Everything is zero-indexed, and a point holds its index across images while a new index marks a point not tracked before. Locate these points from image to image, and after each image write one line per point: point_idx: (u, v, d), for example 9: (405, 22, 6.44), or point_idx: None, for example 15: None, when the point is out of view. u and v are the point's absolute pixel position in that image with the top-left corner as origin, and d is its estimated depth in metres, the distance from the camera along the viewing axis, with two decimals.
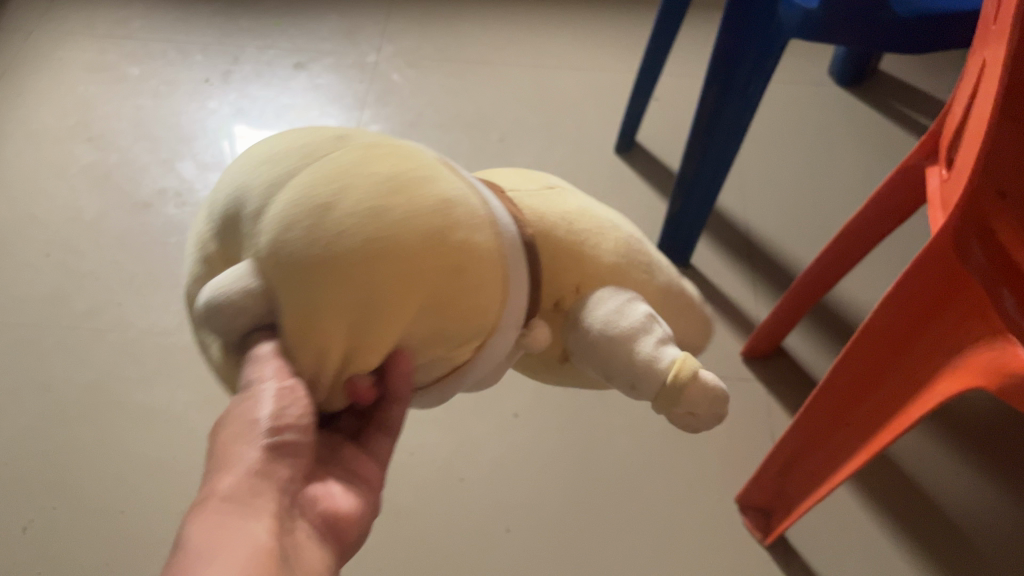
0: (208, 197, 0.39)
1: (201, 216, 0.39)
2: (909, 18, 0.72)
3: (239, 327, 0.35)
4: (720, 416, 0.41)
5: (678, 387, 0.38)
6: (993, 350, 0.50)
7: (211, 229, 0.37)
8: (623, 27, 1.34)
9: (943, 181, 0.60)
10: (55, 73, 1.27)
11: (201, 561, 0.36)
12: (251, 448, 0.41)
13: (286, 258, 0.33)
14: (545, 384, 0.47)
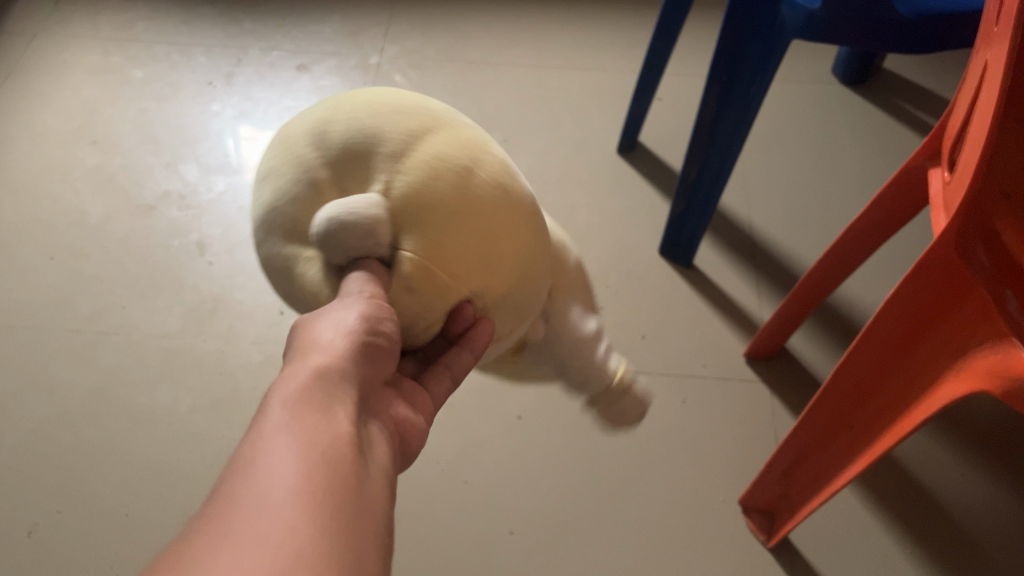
0: (316, 132, 0.47)
1: (303, 147, 0.47)
2: (912, 17, 0.71)
3: (365, 248, 0.43)
4: (639, 415, 0.66)
5: (616, 390, 0.62)
6: (996, 353, 0.49)
7: (324, 160, 0.46)
8: (626, 27, 1.33)
9: (946, 183, 0.60)
10: (60, 76, 1.27)
11: (287, 433, 0.37)
12: (337, 339, 0.42)
13: (434, 203, 0.44)
14: (485, 370, 0.61)
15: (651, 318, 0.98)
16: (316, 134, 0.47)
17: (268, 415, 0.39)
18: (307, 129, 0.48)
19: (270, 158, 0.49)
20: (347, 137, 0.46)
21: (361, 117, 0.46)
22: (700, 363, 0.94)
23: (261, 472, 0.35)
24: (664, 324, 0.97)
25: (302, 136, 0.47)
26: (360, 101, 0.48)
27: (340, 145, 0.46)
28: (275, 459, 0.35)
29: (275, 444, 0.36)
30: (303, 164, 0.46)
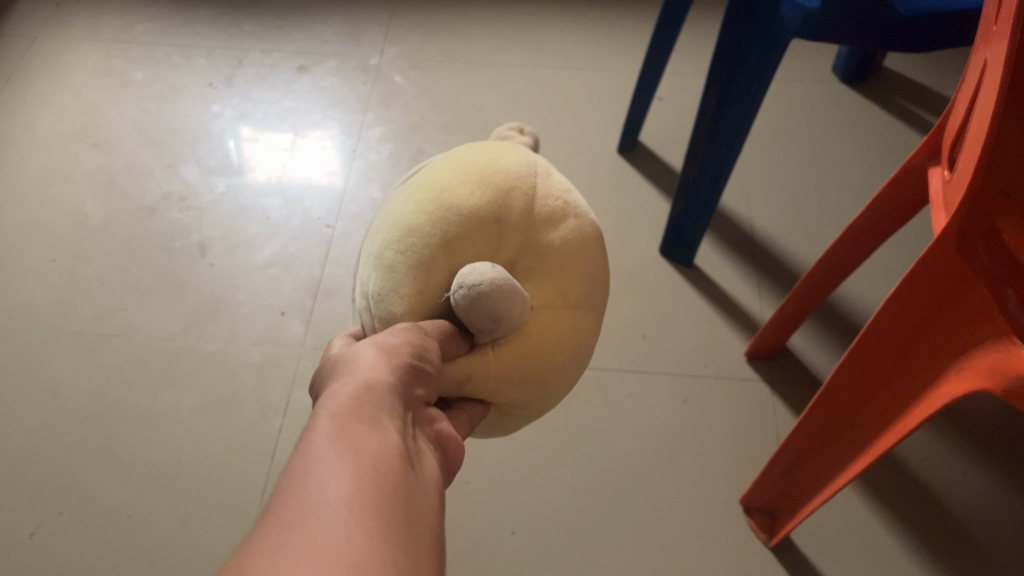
0: (538, 202, 0.48)
1: (525, 193, 0.48)
2: (911, 17, 0.71)
3: (474, 322, 0.44)
4: None
5: None
6: (997, 353, 0.49)
7: (525, 231, 0.47)
8: (626, 27, 1.34)
9: (946, 182, 0.60)
10: (61, 79, 1.27)
11: (336, 448, 0.35)
12: (378, 365, 0.41)
13: (537, 348, 0.47)
14: None
15: (651, 317, 0.98)
16: (523, 185, 0.48)
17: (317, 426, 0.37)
18: (520, 171, 0.48)
19: (471, 150, 0.50)
20: (553, 242, 0.47)
21: (559, 220, 0.48)
22: (701, 362, 0.94)
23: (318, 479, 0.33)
24: (664, 323, 0.97)
25: (507, 172, 0.48)
26: (580, 212, 0.49)
27: (544, 242, 0.47)
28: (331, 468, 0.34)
29: (329, 451, 0.35)
30: (512, 210, 0.47)
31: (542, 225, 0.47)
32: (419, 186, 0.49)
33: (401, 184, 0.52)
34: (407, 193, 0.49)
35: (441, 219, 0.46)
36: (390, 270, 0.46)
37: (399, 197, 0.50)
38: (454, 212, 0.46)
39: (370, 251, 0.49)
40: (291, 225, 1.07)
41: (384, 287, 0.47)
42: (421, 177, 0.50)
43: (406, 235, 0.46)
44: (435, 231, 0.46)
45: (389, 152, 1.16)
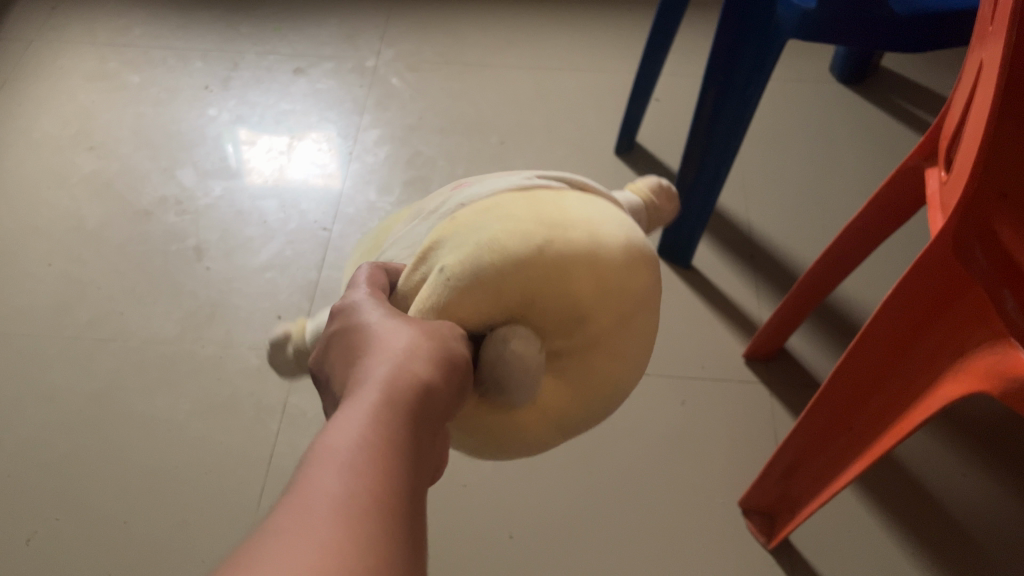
0: (626, 333, 0.42)
1: (624, 321, 0.42)
2: (908, 16, 0.70)
3: (484, 368, 0.40)
4: None
5: None
6: (996, 354, 0.49)
7: (595, 347, 0.42)
8: (623, 27, 1.33)
9: (942, 184, 0.60)
10: (57, 83, 1.27)
11: (374, 453, 0.31)
12: (437, 358, 0.36)
13: (507, 425, 0.42)
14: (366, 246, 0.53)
15: None
16: (635, 298, 0.42)
17: (348, 411, 0.33)
18: (644, 288, 0.43)
19: (616, 222, 0.45)
20: (599, 375, 0.42)
21: (626, 354, 0.43)
22: (699, 364, 0.94)
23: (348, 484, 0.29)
24: (661, 325, 0.97)
25: (627, 273, 0.42)
26: (637, 364, 0.44)
27: (599, 366, 0.42)
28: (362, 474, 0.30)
29: (363, 448, 0.31)
30: (608, 324, 0.41)
31: (615, 345, 0.42)
32: (558, 212, 0.44)
33: (536, 180, 0.47)
34: (538, 205, 0.44)
35: (550, 264, 0.41)
36: (470, 260, 0.41)
37: (527, 197, 0.45)
38: (565, 268, 0.41)
39: (464, 220, 0.44)
40: (288, 228, 1.07)
41: (452, 274, 0.41)
42: (563, 202, 0.45)
43: (504, 246, 0.41)
44: (535, 270, 0.40)
45: (385, 154, 1.16)
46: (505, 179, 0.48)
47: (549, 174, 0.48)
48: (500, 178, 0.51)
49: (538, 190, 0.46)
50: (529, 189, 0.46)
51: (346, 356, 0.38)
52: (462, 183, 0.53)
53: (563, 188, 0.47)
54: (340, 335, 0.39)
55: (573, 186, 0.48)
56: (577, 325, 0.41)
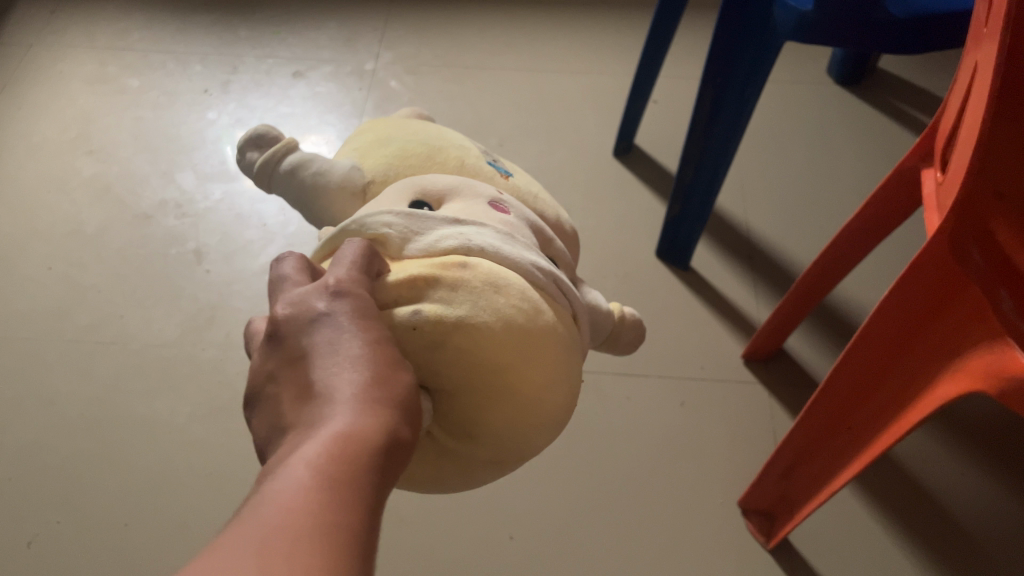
0: (498, 462, 0.42)
1: (509, 456, 0.42)
2: (903, 19, 0.70)
3: None
4: (256, 143, 0.50)
5: (270, 167, 0.49)
6: (991, 355, 0.49)
7: (470, 454, 0.41)
8: (622, 30, 1.34)
9: (938, 185, 0.60)
10: (56, 87, 1.27)
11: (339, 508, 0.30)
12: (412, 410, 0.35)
13: None
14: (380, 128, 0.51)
15: (648, 320, 0.98)
16: (524, 449, 0.42)
17: (334, 448, 0.31)
18: (545, 430, 0.42)
19: (571, 369, 0.43)
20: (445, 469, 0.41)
21: (475, 477, 0.43)
22: (698, 365, 0.94)
23: (338, 534, 0.29)
24: (661, 325, 0.97)
25: (545, 416, 0.41)
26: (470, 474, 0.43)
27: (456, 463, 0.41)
28: (350, 523, 0.29)
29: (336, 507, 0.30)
30: (501, 451, 0.41)
31: (477, 468, 0.42)
32: (550, 334, 0.41)
33: (552, 279, 0.43)
34: (540, 312, 0.40)
35: (497, 387, 0.39)
36: (448, 330, 0.38)
37: (540, 299, 0.41)
38: (506, 393, 0.39)
39: (477, 269, 0.39)
40: (288, 231, 1.07)
41: (425, 327, 0.38)
42: (555, 327, 0.41)
43: (480, 342, 0.38)
44: (483, 379, 0.39)
45: None
46: (531, 246, 0.43)
47: (566, 281, 0.44)
48: (529, 235, 0.45)
49: (545, 294, 0.42)
50: (541, 287, 0.42)
51: (335, 356, 0.34)
52: (500, 195, 0.47)
53: (563, 308, 0.43)
54: (327, 320, 0.35)
55: (570, 311, 0.44)
56: (470, 444, 0.40)
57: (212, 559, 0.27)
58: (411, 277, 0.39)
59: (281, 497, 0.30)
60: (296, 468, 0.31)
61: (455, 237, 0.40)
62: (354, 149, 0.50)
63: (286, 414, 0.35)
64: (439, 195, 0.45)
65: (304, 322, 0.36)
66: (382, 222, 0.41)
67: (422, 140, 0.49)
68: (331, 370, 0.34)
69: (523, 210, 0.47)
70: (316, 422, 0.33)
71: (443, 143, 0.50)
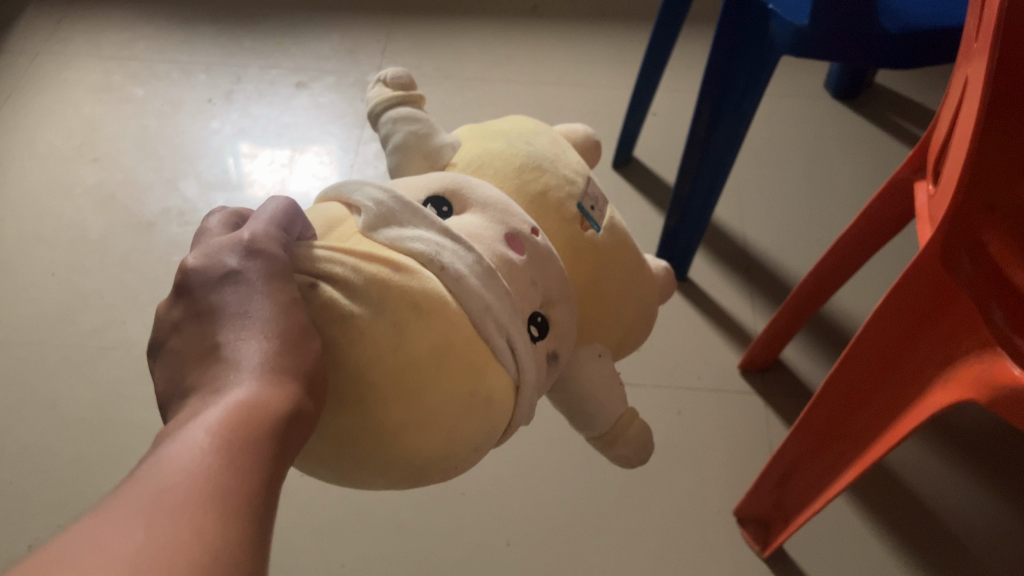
0: (343, 471, 0.41)
1: (357, 471, 0.41)
2: (898, 34, 0.71)
3: None
4: (393, 78, 0.56)
5: (383, 110, 0.55)
6: (981, 364, 0.50)
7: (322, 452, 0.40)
8: (622, 44, 1.35)
9: (930, 197, 0.61)
10: (62, 96, 1.28)
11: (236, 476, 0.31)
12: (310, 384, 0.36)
13: None
14: (515, 125, 0.56)
15: None
16: (377, 472, 0.41)
17: (237, 418, 0.33)
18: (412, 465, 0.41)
19: (481, 428, 0.41)
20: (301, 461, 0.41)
21: (327, 477, 0.42)
22: (695, 375, 0.95)
23: (236, 494, 0.31)
24: (658, 335, 0.98)
25: (416, 451, 0.40)
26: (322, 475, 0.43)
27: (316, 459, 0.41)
28: (247, 485, 0.31)
29: (233, 477, 0.31)
30: (353, 463, 0.40)
31: (327, 468, 0.41)
32: (462, 373, 0.40)
33: (501, 334, 0.41)
34: (458, 352, 0.40)
35: (368, 393, 0.39)
36: (341, 318, 0.39)
37: (468, 336, 0.40)
38: (374, 402, 0.39)
39: (412, 278, 0.40)
40: None
41: (317, 300, 0.39)
42: (476, 374, 0.40)
43: (367, 343, 0.39)
44: (355, 378, 0.39)
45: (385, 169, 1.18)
46: (506, 298, 0.42)
47: (521, 347, 0.42)
48: (523, 279, 0.45)
49: (480, 344, 0.41)
50: (478, 333, 0.41)
51: (240, 318, 0.36)
52: (531, 234, 0.47)
53: (502, 370, 0.42)
54: (234, 277, 0.37)
55: (511, 380, 0.42)
56: (323, 440, 0.40)
57: (106, 519, 0.29)
58: (345, 254, 0.40)
59: (179, 458, 0.31)
60: (198, 430, 0.32)
61: (427, 244, 0.41)
62: (476, 132, 0.55)
63: (189, 371, 0.36)
64: (463, 203, 0.46)
65: (213, 275, 0.37)
66: (368, 196, 0.43)
67: (529, 155, 0.52)
68: (236, 333, 0.36)
69: (546, 262, 0.47)
70: (217, 388, 0.34)
71: (546, 166, 0.52)
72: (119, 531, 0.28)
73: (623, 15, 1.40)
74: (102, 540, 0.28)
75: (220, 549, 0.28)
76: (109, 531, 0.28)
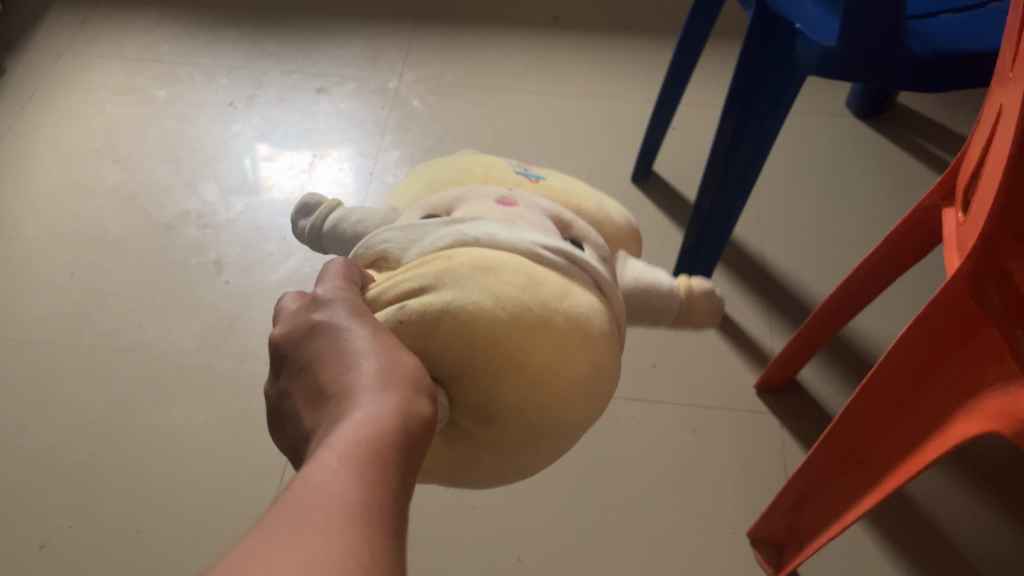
0: (551, 428, 0.42)
1: (556, 417, 0.42)
2: (925, 57, 0.70)
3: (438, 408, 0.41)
4: (303, 216, 0.56)
5: (321, 230, 0.54)
6: (1006, 397, 0.50)
7: (517, 424, 0.41)
8: (644, 57, 1.35)
9: (959, 224, 0.60)
10: (85, 96, 1.29)
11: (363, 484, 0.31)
12: (420, 389, 0.37)
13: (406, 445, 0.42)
14: (420, 169, 0.55)
15: (663, 345, 0.98)
16: (559, 426, 0.42)
17: (356, 433, 0.33)
18: (585, 382, 0.42)
19: (599, 348, 0.43)
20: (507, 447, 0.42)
21: (521, 465, 0.44)
22: (711, 393, 0.94)
23: (372, 501, 0.30)
24: (675, 352, 0.98)
25: (578, 368, 0.42)
26: (544, 452, 0.43)
27: (515, 440, 0.42)
28: (380, 494, 0.31)
29: (365, 484, 0.31)
30: (543, 411, 0.41)
31: (515, 456, 0.42)
32: (556, 298, 0.42)
33: (558, 256, 0.44)
34: (539, 285, 0.42)
35: (499, 354, 0.40)
36: (436, 315, 0.40)
37: (538, 272, 0.42)
38: (506, 371, 0.40)
39: (465, 255, 0.42)
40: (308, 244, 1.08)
41: (409, 318, 0.40)
42: (566, 291, 0.42)
43: (470, 322, 0.40)
44: (479, 359, 0.40)
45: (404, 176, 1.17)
46: (539, 231, 0.45)
47: (579, 255, 0.45)
48: (547, 221, 0.48)
49: (550, 269, 0.43)
50: (544, 262, 0.43)
51: (337, 355, 0.37)
52: (508, 194, 0.49)
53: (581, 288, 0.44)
54: (325, 327, 0.38)
55: (591, 282, 0.45)
56: (500, 424, 0.41)
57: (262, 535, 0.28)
58: (398, 277, 0.42)
59: (312, 477, 0.31)
60: (324, 451, 0.32)
61: (451, 234, 0.44)
62: (405, 188, 0.54)
63: (308, 419, 0.37)
64: (447, 206, 0.48)
65: (303, 333, 0.39)
66: (383, 240, 0.45)
67: (451, 168, 0.53)
68: (338, 367, 0.37)
69: (541, 203, 0.49)
70: (337, 414, 0.35)
71: (469, 165, 0.53)
72: (274, 550, 0.27)
73: (645, 27, 1.40)
74: (266, 557, 0.27)
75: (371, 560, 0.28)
76: (266, 550, 0.27)
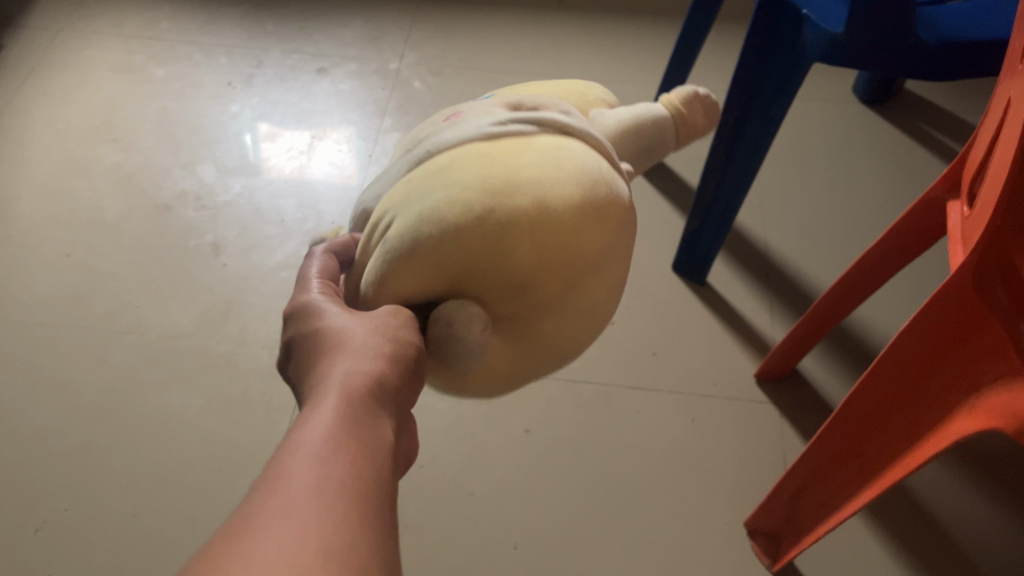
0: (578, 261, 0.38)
1: (576, 250, 0.38)
2: (935, 45, 0.69)
3: (466, 313, 0.37)
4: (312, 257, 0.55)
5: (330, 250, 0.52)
6: (1009, 392, 0.49)
7: (539, 275, 0.38)
8: (649, 40, 1.33)
9: (964, 217, 0.59)
10: (83, 74, 1.28)
11: (302, 458, 0.33)
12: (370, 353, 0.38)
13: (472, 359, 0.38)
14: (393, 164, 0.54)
15: (663, 334, 0.98)
16: (590, 258, 0.38)
17: (302, 417, 0.36)
18: (591, 213, 0.38)
19: (597, 183, 0.40)
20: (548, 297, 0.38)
21: (584, 317, 0.40)
22: (710, 382, 0.93)
23: (308, 471, 0.32)
24: (674, 340, 0.97)
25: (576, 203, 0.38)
26: (597, 289, 0.40)
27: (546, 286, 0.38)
28: (316, 460, 0.33)
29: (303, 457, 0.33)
30: (557, 247, 0.37)
31: (568, 309, 0.39)
32: (513, 162, 0.39)
33: (515, 122, 0.41)
34: (497, 155, 0.39)
35: (483, 228, 0.37)
36: (410, 230, 0.38)
37: (491, 148, 0.40)
38: (504, 236, 0.37)
39: (422, 173, 0.40)
40: (306, 227, 1.07)
41: (390, 252, 0.39)
42: (526, 153, 0.39)
43: (442, 218, 0.37)
44: (473, 244, 0.37)
45: None
46: (488, 115, 0.43)
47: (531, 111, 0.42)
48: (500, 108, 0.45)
49: (511, 135, 0.41)
50: (502, 134, 0.41)
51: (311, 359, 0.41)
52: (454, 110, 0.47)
53: (555, 147, 0.41)
54: (300, 336, 0.42)
55: (554, 128, 0.42)
56: (524, 288, 0.38)
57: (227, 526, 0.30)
58: (375, 227, 0.41)
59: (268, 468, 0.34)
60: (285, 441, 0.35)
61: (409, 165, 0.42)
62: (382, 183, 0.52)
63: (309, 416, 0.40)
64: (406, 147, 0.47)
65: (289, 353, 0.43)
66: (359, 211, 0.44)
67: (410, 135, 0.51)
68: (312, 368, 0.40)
69: (487, 100, 0.47)
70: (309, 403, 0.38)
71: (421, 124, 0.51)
72: (250, 533, 0.29)
73: (649, 10, 1.38)
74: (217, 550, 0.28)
75: (308, 529, 0.29)
76: (234, 536, 0.29)
